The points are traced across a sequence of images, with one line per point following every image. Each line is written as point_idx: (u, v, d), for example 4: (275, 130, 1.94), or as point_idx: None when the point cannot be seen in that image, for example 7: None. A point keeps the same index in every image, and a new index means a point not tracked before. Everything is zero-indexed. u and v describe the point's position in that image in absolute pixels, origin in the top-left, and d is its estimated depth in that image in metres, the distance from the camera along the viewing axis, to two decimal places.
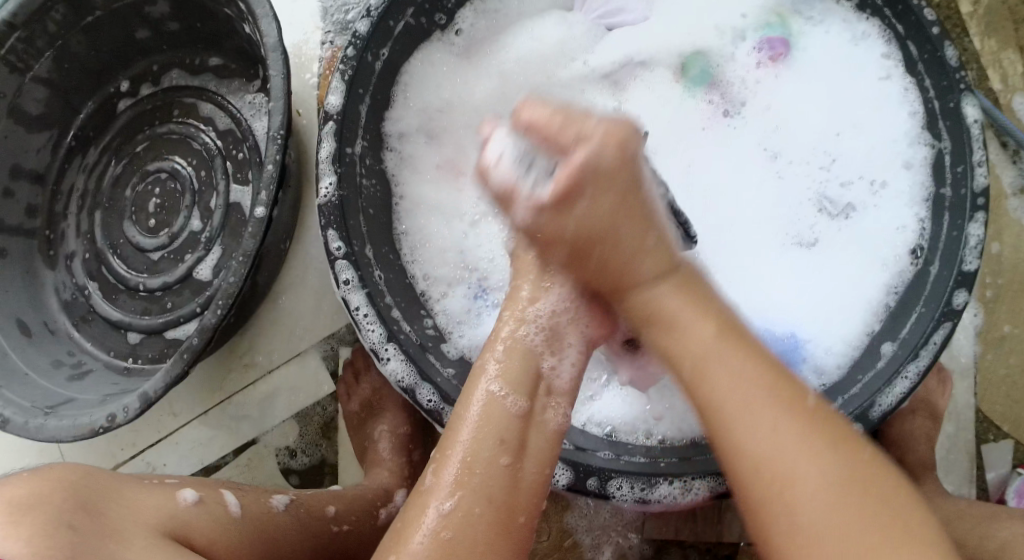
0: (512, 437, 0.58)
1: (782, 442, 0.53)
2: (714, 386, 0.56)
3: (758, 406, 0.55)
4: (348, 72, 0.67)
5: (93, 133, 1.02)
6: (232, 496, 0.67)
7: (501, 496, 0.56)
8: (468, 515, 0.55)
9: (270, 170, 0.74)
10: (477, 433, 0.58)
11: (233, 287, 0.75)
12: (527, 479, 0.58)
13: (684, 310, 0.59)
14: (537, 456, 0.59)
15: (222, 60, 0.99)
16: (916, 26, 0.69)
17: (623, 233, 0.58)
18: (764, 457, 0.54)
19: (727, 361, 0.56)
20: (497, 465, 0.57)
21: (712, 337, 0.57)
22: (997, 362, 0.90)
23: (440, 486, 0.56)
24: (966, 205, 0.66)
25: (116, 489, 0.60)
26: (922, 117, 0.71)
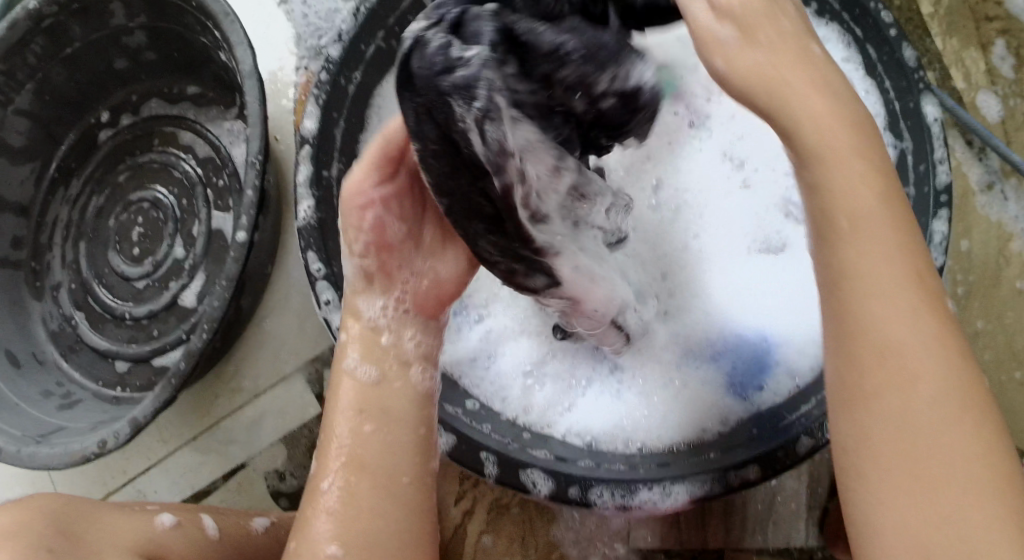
0: (375, 405, 0.61)
1: (936, 382, 0.49)
2: (870, 316, 0.50)
3: (920, 329, 0.50)
4: (323, 96, 0.69)
5: (75, 164, 1.03)
6: (210, 519, 0.68)
7: (376, 465, 0.60)
8: (355, 489, 0.60)
9: (250, 196, 0.75)
10: (351, 417, 0.62)
11: (216, 312, 0.76)
12: (395, 445, 0.61)
13: (881, 236, 0.51)
14: (397, 418, 0.62)
15: (200, 88, 1.00)
16: (874, 29, 0.72)
17: (840, 162, 0.52)
18: (911, 432, 0.49)
19: (891, 306, 0.50)
20: (400, 465, 0.58)
21: (883, 245, 0.51)
22: (971, 358, 0.92)
23: (330, 465, 0.61)
24: (931, 201, 0.69)
25: (94, 512, 0.61)
26: (884, 118, 0.73)
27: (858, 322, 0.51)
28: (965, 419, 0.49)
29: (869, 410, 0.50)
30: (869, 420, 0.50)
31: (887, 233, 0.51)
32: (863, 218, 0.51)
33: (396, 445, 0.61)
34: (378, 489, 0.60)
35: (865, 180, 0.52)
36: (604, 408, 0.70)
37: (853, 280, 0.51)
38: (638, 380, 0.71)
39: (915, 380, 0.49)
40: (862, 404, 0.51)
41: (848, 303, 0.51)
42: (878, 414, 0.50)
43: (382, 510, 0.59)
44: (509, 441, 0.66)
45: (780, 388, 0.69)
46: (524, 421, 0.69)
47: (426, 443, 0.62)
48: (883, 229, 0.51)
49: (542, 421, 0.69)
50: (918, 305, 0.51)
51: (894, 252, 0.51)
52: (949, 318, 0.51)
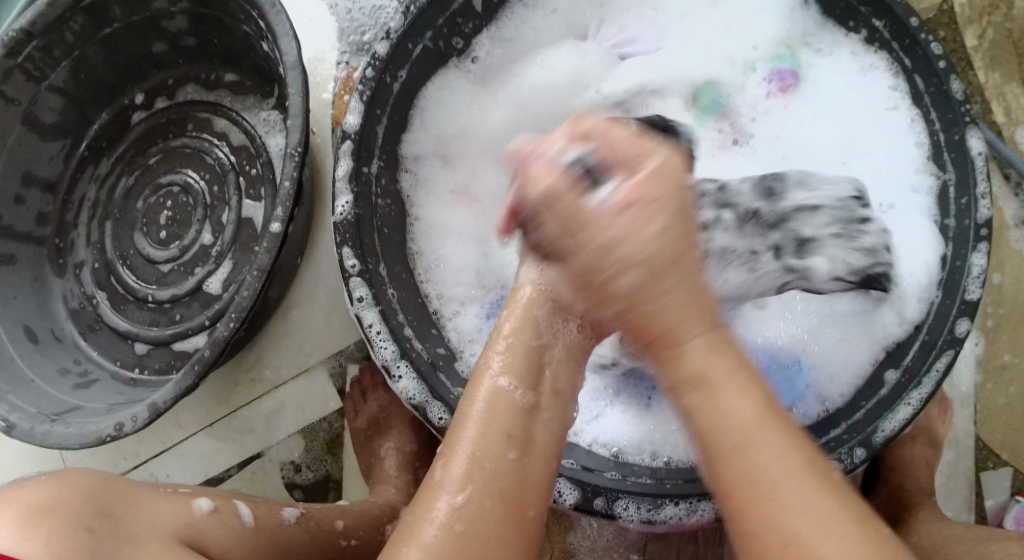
0: (522, 432, 0.56)
1: (837, 541, 0.50)
2: (752, 439, 0.53)
3: (808, 477, 0.52)
4: (367, 92, 0.69)
5: (106, 144, 1.03)
6: (245, 506, 0.67)
7: (515, 494, 0.55)
8: (484, 508, 0.53)
9: (286, 187, 0.75)
10: (485, 425, 0.56)
11: (246, 302, 0.75)
12: (536, 476, 0.56)
13: (715, 364, 0.55)
14: (544, 450, 0.57)
15: (238, 76, 1.00)
16: (923, 60, 0.72)
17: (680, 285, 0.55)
18: (766, 500, 0.52)
19: (755, 434, 0.53)
20: (504, 460, 0.55)
21: (756, 410, 0.54)
22: (996, 393, 0.91)
23: (451, 480, 0.54)
24: (970, 235, 0.68)
25: (132, 494, 0.59)
26: (928, 149, 0.73)
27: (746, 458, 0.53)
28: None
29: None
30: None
31: (752, 391, 0.55)
32: (709, 375, 0.55)
33: (533, 468, 0.56)
34: (517, 522, 0.54)
35: (701, 343, 0.56)
36: (636, 420, 0.69)
37: (740, 438, 0.53)
38: None
39: (826, 538, 0.50)
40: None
41: (721, 439, 0.53)
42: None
43: (504, 537, 0.53)
44: None
45: (809, 411, 0.70)
46: None
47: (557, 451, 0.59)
48: (734, 364, 0.55)
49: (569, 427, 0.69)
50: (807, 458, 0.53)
51: (745, 400, 0.54)
52: (836, 480, 0.53)
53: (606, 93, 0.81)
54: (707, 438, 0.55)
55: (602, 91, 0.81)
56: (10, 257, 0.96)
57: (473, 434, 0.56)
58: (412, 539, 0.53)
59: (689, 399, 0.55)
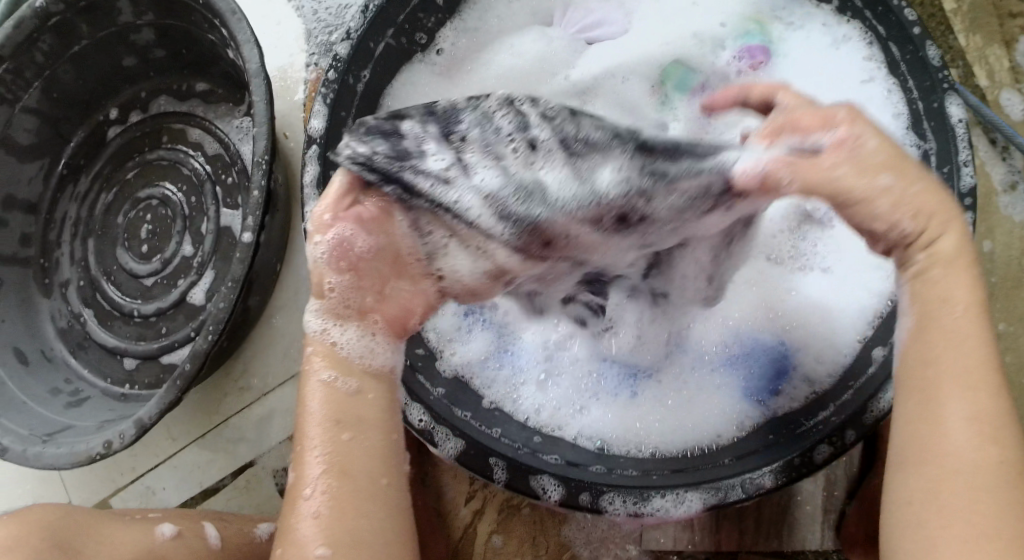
0: (349, 413, 0.55)
1: (985, 467, 0.50)
2: (937, 342, 0.52)
3: (991, 408, 0.51)
4: (331, 95, 0.67)
5: (83, 161, 1.02)
6: (212, 527, 0.67)
7: (359, 470, 0.54)
8: (333, 493, 0.53)
9: (256, 195, 0.74)
10: (322, 407, 0.55)
11: (223, 312, 0.74)
12: (376, 449, 0.55)
13: (960, 312, 0.53)
14: (378, 423, 0.56)
15: (209, 85, 0.99)
16: (897, 26, 0.69)
17: (949, 228, 0.54)
18: (953, 442, 0.50)
19: (963, 390, 0.51)
20: (341, 442, 0.54)
21: (966, 313, 0.52)
22: None
23: (305, 477, 0.54)
24: (955, 205, 0.66)
25: (88, 527, 0.61)
26: (907, 118, 0.72)
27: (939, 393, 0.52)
28: (1023, 494, 0.49)
29: (951, 486, 0.50)
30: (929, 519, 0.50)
31: (976, 343, 0.52)
32: (936, 319, 0.53)
33: (370, 431, 0.55)
34: (364, 497, 0.54)
35: (962, 285, 0.53)
36: (620, 409, 0.69)
37: (935, 372, 0.52)
38: (652, 383, 0.70)
39: (975, 462, 0.50)
40: (933, 476, 0.50)
41: (931, 366, 0.52)
42: (949, 495, 0.50)
43: (364, 508, 0.53)
44: (519, 446, 0.64)
45: (797, 394, 0.67)
46: (535, 423, 0.68)
47: (396, 421, 0.57)
48: (972, 302, 0.53)
49: (554, 422, 0.68)
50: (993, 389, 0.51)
51: (977, 336, 0.52)
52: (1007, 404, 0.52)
53: (573, 80, 0.79)
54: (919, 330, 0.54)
55: (570, 78, 0.79)
56: None
57: (312, 422, 0.55)
58: (289, 540, 0.53)
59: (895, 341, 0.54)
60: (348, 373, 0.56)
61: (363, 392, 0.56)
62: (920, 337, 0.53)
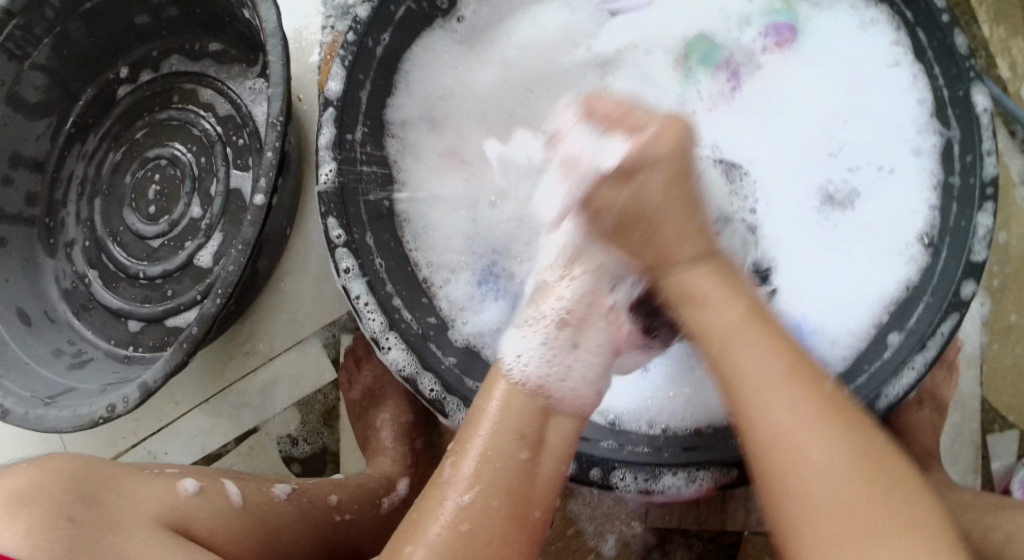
0: (534, 431, 0.60)
1: (823, 445, 0.54)
2: (738, 368, 0.58)
3: (797, 390, 0.56)
4: (349, 57, 0.66)
5: (92, 120, 1.01)
6: (233, 485, 0.67)
7: (518, 491, 0.58)
8: (487, 507, 0.57)
9: (269, 157, 0.73)
10: (500, 422, 0.60)
11: (233, 275, 0.74)
12: (542, 478, 0.59)
13: (719, 292, 0.60)
14: (556, 452, 0.60)
15: (222, 46, 0.98)
16: (925, 13, 0.68)
17: (685, 237, 0.61)
18: (777, 433, 0.55)
19: (785, 395, 0.56)
20: (516, 459, 0.59)
21: (733, 320, 0.59)
22: (1003, 352, 0.89)
23: (460, 479, 0.58)
24: (975, 195, 0.66)
25: (117, 479, 0.60)
26: (931, 104, 0.70)
27: (733, 376, 0.58)
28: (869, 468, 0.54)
29: (791, 469, 0.54)
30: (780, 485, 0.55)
31: (779, 346, 0.58)
32: (700, 289, 0.60)
33: (546, 460, 0.60)
34: (517, 518, 0.58)
35: (721, 295, 0.60)
36: (630, 384, 0.69)
37: (728, 341, 0.58)
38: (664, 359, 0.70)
39: (812, 443, 0.54)
40: (775, 456, 0.55)
41: (726, 355, 0.58)
42: (798, 470, 0.54)
43: (506, 535, 0.57)
44: None
45: None
46: None
47: (569, 452, 0.61)
48: (716, 275, 0.61)
49: None
50: (796, 366, 0.57)
51: (743, 319, 0.59)
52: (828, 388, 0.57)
53: (595, 51, 0.79)
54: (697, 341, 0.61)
55: (592, 49, 0.79)
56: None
57: (488, 431, 0.59)
58: (417, 536, 0.57)
59: (687, 309, 0.61)
60: (555, 406, 0.61)
61: (549, 416, 0.61)
62: (713, 330, 0.59)
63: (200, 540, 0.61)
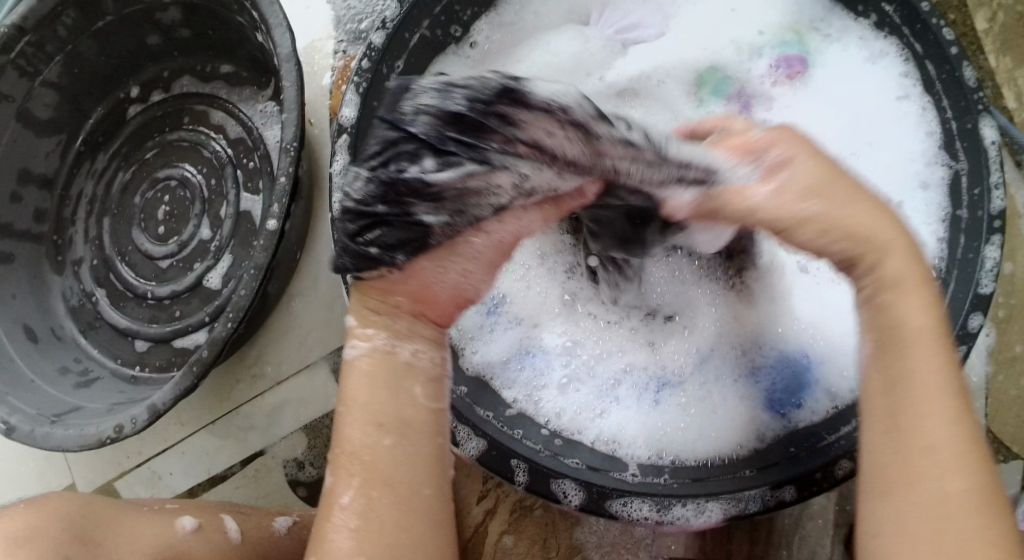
0: (392, 417, 0.54)
1: (968, 509, 0.48)
2: (913, 366, 0.51)
3: (955, 411, 0.50)
4: (363, 84, 0.67)
5: (101, 139, 1.02)
6: (232, 521, 0.67)
7: (397, 477, 0.53)
8: (371, 503, 0.53)
9: (282, 183, 0.73)
10: (358, 411, 0.54)
11: (244, 300, 0.74)
12: (418, 452, 0.55)
13: (919, 295, 0.53)
14: (420, 428, 0.55)
15: (234, 68, 0.99)
16: (934, 45, 0.69)
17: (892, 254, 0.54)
18: (937, 449, 0.49)
19: (942, 412, 0.50)
20: (382, 447, 0.54)
21: (928, 317, 0.52)
22: (1008, 384, 0.90)
23: (343, 483, 0.54)
24: (983, 228, 0.66)
25: (111, 518, 0.60)
26: (939, 137, 0.71)
27: (898, 376, 0.51)
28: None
29: (917, 485, 0.49)
30: (905, 489, 0.49)
31: (943, 376, 0.51)
32: (903, 285, 0.53)
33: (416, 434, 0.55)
34: (405, 502, 0.53)
35: (919, 296, 0.53)
36: (645, 414, 0.68)
37: (908, 346, 0.51)
38: (676, 391, 0.70)
39: (937, 434, 0.49)
40: (914, 455, 0.49)
41: (886, 308, 0.53)
42: (927, 489, 0.48)
43: (405, 522, 0.53)
44: (541, 449, 0.64)
45: (818, 408, 0.67)
46: (554, 426, 0.67)
47: (434, 424, 0.56)
48: (933, 333, 0.52)
49: (572, 427, 0.67)
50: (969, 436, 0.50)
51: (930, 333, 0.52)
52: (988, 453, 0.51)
53: (608, 81, 0.80)
54: (875, 328, 0.54)
55: (605, 79, 0.80)
56: (7, 256, 0.95)
57: (359, 421, 0.54)
58: (323, 545, 0.53)
59: (884, 298, 0.53)
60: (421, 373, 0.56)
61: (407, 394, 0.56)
62: (889, 334, 0.52)
63: None
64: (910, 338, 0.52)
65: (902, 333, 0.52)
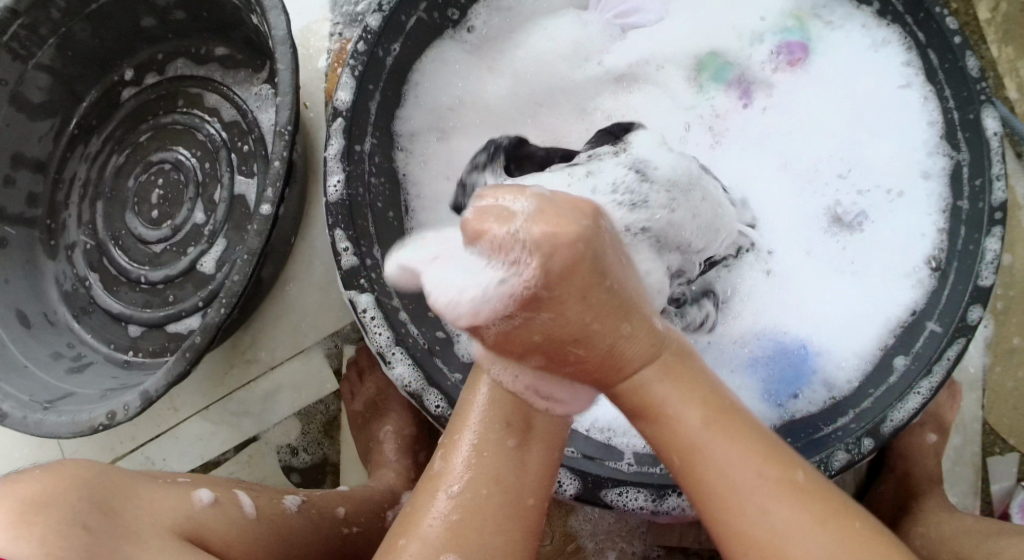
0: (520, 422, 0.57)
1: (815, 532, 0.52)
2: (681, 411, 0.55)
3: (738, 421, 0.55)
4: (359, 68, 0.66)
5: (95, 122, 1.01)
6: (246, 496, 0.66)
7: (506, 481, 0.56)
8: (476, 496, 0.55)
9: (276, 167, 0.73)
10: (487, 414, 0.57)
11: (237, 285, 0.73)
12: (534, 462, 0.57)
13: (643, 330, 0.55)
14: (543, 436, 0.58)
15: (229, 50, 0.97)
16: (937, 35, 0.68)
17: (644, 306, 0.56)
18: (734, 482, 0.53)
19: (737, 452, 0.54)
20: (503, 447, 0.56)
21: (663, 356, 0.55)
22: (1005, 375, 0.89)
23: (451, 470, 0.56)
24: (984, 219, 0.65)
25: (128, 485, 0.58)
26: (941, 127, 0.70)
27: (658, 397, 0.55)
28: None
29: (740, 510, 0.53)
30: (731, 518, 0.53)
31: (706, 392, 0.55)
32: (643, 309, 0.55)
33: (540, 440, 0.57)
34: (504, 503, 0.55)
35: (656, 337, 0.55)
36: None
37: (665, 367, 0.55)
38: None
39: (737, 470, 0.53)
40: (714, 476, 0.54)
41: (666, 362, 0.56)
42: (746, 514, 0.53)
43: (499, 521, 0.55)
44: None
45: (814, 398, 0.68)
46: None
47: (559, 437, 0.59)
48: (673, 362, 0.56)
49: None
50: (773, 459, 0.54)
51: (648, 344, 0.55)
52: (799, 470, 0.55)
53: (607, 66, 0.79)
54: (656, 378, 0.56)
55: (603, 64, 0.79)
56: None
57: (476, 423, 0.57)
58: (414, 529, 0.55)
59: (670, 346, 0.57)
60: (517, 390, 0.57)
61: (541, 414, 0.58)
62: (670, 354, 0.56)
63: (217, 550, 0.60)
64: (634, 313, 0.54)
65: (665, 374, 0.56)
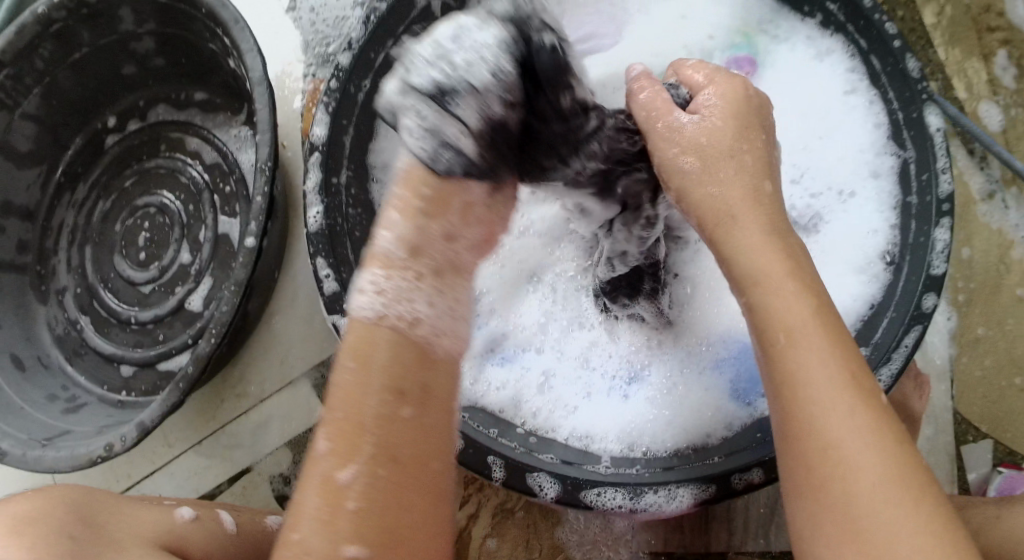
0: (411, 383, 0.51)
1: (921, 531, 0.48)
2: (801, 368, 0.53)
3: (849, 400, 0.52)
4: (332, 104, 0.70)
5: (81, 169, 1.04)
6: (228, 514, 0.69)
7: (403, 450, 0.50)
8: (373, 478, 0.49)
9: (258, 202, 0.75)
10: (368, 376, 0.50)
11: (225, 316, 0.76)
12: (431, 425, 0.51)
13: (790, 285, 0.56)
14: (439, 399, 0.52)
15: (207, 94, 1.01)
16: (878, 39, 0.73)
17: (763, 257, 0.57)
18: (832, 440, 0.51)
19: (845, 408, 0.52)
20: (392, 416, 0.50)
21: (810, 310, 0.55)
22: (972, 365, 0.93)
23: (333, 452, 0.50)
24: (932, 211, 0.69)
25: (114, 503, 0.61)
26: (887, 128, 0.74)
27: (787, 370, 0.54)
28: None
29: (831, 492, 0.50)
30: (821, 496, 0.51)
31: (840, 352, 0.53)
32: (768, 277, 0.57)
33: (433, 414, 0.52)
34: (404, 474, 0.50)
35: (798, 289, 0.56)
36: (614, 410, 0.71)
37: (794, 336, 0.54)
38: (644, 385, 0.72)
39: (855, 454, 0.50)
40: (823, 456, 0.51)
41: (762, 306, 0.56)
42: (844, 494, 0.50)
43: (399, 499, 0.50)
44: (517, 445, 0.66)
45: None
46: (530, 425, 0.70)
47: (456, 391, 0.54)
48: (810, 321, 0.54)
49: (546, 424, 0.70)
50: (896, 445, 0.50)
51: (815, 318, 0.55)
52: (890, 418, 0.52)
53: None
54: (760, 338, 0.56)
55: None
56: None
57: (347, 392, 0.51)
58: (303, 522, 0.50)
59: (752, 298, 0.57)
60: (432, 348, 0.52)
61: (430, 357, 0.52)
62: (765, 319, 0.56)
63: None
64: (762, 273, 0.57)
65: (788, 333, 0.55)
